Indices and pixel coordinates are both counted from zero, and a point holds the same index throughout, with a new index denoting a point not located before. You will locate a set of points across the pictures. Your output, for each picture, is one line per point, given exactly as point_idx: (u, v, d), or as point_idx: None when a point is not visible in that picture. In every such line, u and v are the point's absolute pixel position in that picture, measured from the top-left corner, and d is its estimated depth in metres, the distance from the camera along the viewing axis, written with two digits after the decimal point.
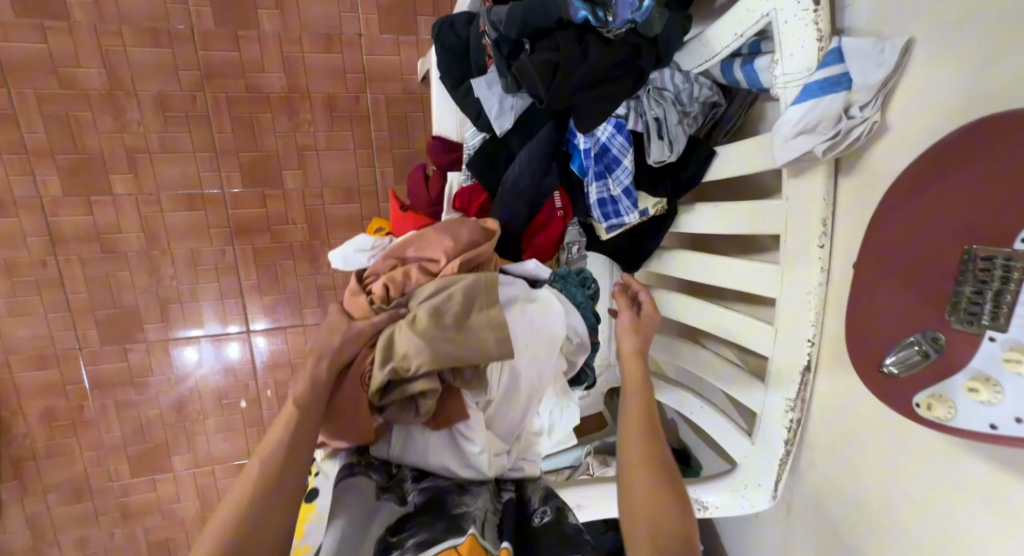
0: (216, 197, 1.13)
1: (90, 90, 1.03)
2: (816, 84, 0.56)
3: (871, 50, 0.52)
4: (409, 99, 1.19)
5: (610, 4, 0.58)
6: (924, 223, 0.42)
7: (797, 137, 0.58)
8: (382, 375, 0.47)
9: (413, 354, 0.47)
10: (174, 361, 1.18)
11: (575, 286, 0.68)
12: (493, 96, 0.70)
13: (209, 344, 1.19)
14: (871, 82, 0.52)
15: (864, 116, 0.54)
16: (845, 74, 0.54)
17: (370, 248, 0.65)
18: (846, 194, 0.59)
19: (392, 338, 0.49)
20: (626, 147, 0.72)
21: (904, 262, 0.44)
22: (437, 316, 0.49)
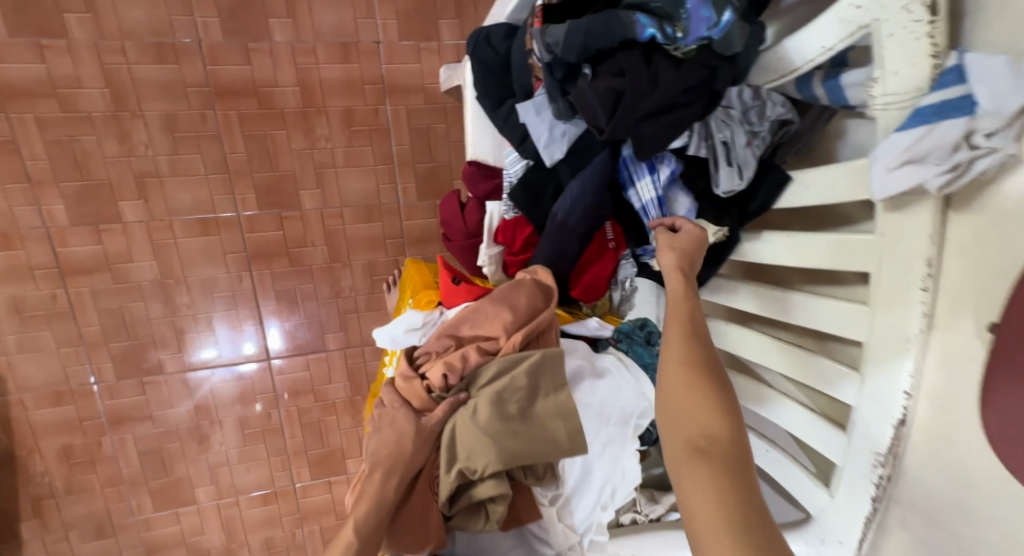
0: (230, 220, 1.06)
1: (93, 112, 0.96)
2: (930, 109, 0.49)
3: (1005, 71, 0.44)
4: (432, 110, 1.11)
5: (679, 18, 0.51)
6: None
7: (902, 169, 0.50)
8: (450, 477, 0.44)
9: (479, 457, 0.43)
10: (192, 393, 1.13)
11: (643, 344, 0.59)
12: (542, 123, 0.62)
13: (226, 373, 1.14)
14: (1004, 110, 0.44)
15: (991, 146, 0.45)
16: (969, 97, 0.46)
17: (421, 326, 0.58)
18: (960, 233, 0.51)
19: (455, 436, 0.45)
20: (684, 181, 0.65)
21: None
22: (501, 409, 0.44)
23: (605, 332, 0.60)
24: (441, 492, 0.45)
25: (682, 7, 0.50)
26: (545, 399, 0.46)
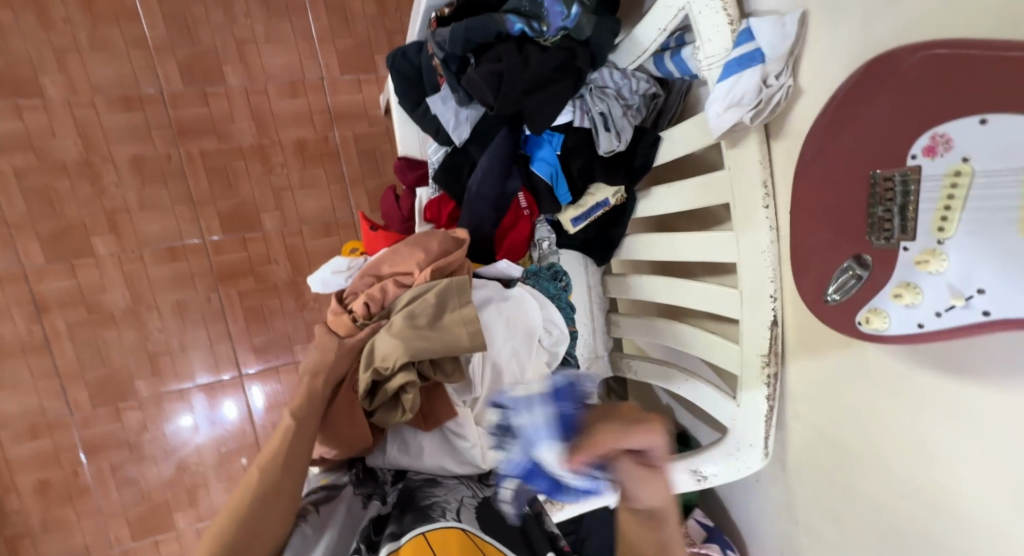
0: (198, 246, 1.16)
1: (67, 159, 1.07)
2: (735, 62, 0.60)
3: (775, 25, 0.57)
4: (376, 133, 1.25)
5: (543, 15, 0.66)
6: (840, 161, 0.47)
7: (728, 111, 0.62)
8: (364, 379, 0.53)
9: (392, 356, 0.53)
10: (169, 417, 1.18)
11: (548, 278, 0.72)
12: (448, 110, 0.76)
13: (202, 395, 1.19)
14: (779, 51, 0.57)
15: (780, 83, 0.59)
16: (758, 49, 0.59)
17: (347, 268, 0.68)
18: (781, 154, 0.64)
19: (374, 345, 0.55)
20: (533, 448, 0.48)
21: (833, 198, 0.48)
22: (412, 321, 0.55)
23: (516, 273, 0.71)
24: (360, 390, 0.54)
25: (541, 6, 0.65)
26: (448, 312, 0.57)
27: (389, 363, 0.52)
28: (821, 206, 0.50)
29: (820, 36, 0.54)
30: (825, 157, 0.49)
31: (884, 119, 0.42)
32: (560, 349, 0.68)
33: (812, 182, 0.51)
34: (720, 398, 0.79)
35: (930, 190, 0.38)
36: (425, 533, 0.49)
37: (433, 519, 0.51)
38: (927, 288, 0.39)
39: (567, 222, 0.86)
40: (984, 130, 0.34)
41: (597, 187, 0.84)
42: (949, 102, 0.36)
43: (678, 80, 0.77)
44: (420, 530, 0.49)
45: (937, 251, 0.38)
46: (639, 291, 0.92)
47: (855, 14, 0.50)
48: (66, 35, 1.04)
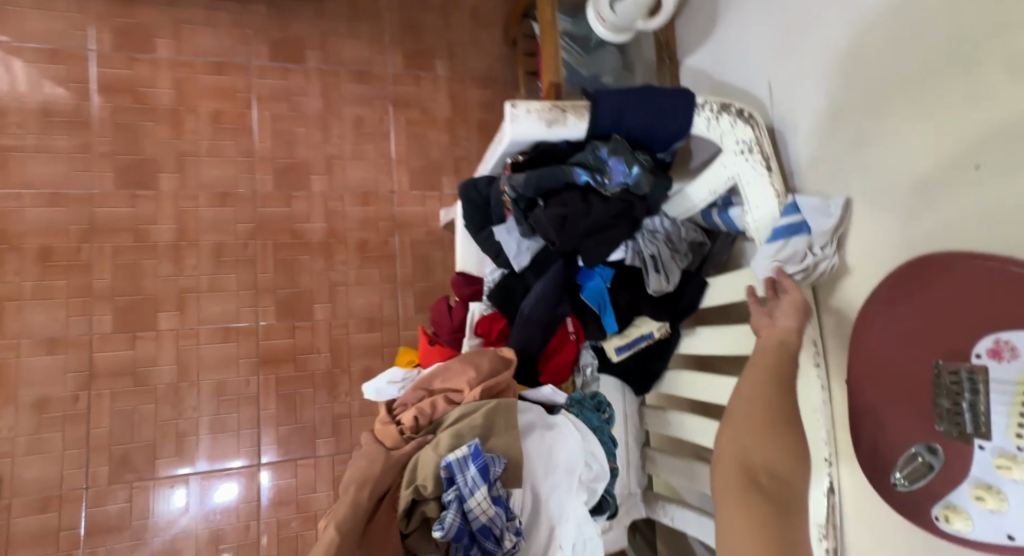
0: (250, 329, 1.22)
1: (159, 241, 1.19)
2: (781, 228, 0.65)
3: (821, 208, 0.63)
4: (432, 241, 1.35)
5: (606, 170, 0.75)
6: (904, 346, 0.51)
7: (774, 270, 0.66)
8: (403, 498, 0.53)
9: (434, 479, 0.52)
10: (160, 508, 1.13)
11: (591, 409, 0.72)
12: (511, 239, 0.83)
13: (197, 489, 1.15)
14: (824, 228, 0.62)
15: (826, 255, 0.62)
16: (803, 223, 0.64)
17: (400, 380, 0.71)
18: (831, 316, 0.66)
19: (418, 463, 0.55)
20: (484, 513, 0.50)
21: (903, 376, 0.51)
22: (458, 441, 0.56)
23: (560, 399, 0.71)
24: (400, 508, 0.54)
25: (606, 163, 0.75)
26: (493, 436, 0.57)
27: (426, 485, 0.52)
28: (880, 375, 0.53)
29: (866, 220, 0.60)
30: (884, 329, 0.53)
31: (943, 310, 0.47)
32: (599, 487, 0.66)
33: (877, 354, 0.54)
34: None
35: (1003, 391, 0.38)
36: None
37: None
38: (1011, 494, 0.38)
39: (612, 349, 0.88)
40: None
41: (642, 320, 0.87)
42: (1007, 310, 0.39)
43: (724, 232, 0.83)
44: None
45: (1016, 458, 0.38)
46: (678, 428, 0.89)
47: (899, 208, 0.54)
48: (188, 141, 1.22)
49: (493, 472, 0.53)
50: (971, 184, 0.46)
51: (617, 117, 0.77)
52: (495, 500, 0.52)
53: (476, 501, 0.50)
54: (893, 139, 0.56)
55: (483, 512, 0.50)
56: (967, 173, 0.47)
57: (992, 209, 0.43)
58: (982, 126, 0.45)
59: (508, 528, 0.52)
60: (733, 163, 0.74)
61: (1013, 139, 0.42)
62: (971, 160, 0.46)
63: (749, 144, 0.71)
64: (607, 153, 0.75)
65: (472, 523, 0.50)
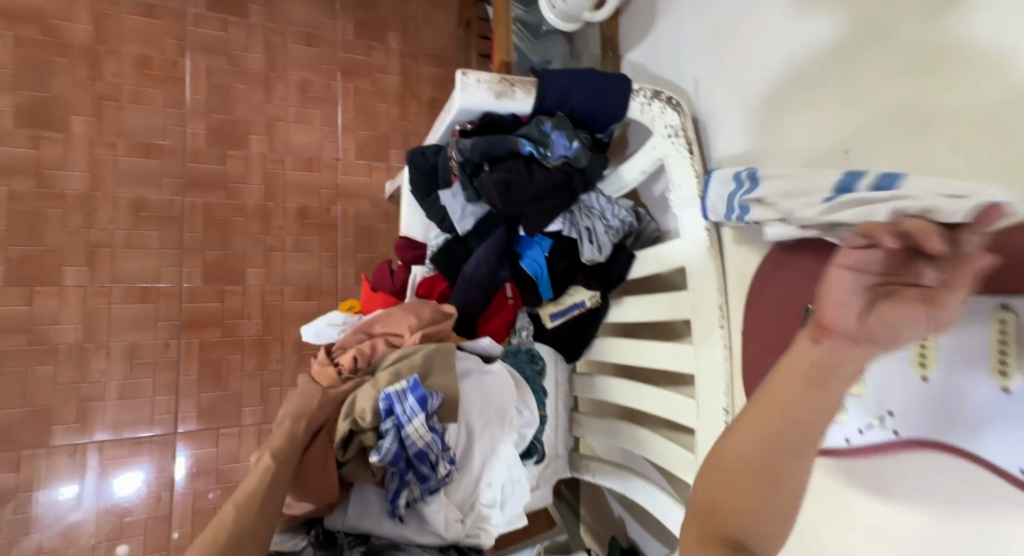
0: (172, 291, 1.15)
1: (68, 190, 1.09)
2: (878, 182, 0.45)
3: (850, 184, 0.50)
4: (376, 213, 1.35)
5: (549, 143, 0.81)
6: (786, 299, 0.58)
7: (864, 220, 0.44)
8: (341, 429, 0.55)
9: (372, 412, 0.55)
10: (42, 504, 1.03)
11: (524, 360, 0.77)
12: (456, 204, 0.86)
13: (91, 486, 1.06)
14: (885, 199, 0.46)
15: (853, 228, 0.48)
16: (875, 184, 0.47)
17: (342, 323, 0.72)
18: (734, 284, 0.75)
19: (355, 400, 0.57)
20: (422, 441, 0.54)
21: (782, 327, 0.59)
22: (397, 377, 0.59)
23: (495, 351, 0.75)
24: (336, 440, 0.56)
25: (549, 137, 0.80)
26: (429, 375, 0.61)
27: (364, 416, 0.55)
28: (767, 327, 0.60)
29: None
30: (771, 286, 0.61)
31: None
32: (528, 433, 0.71)
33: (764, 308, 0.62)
34: (672, 508, 0.81)
35: None
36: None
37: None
38: (853, 407, 0.48)
39: (547, 316, 0.94)
40: None
41: (576, 289, 0.93)
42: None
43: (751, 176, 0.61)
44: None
45: (858, 378, 0.48)
46: (604, 391, 0.97)
47: None
48: (110, 86, 1.14)
49: (430, 405, 0.56)
50: (842, 167, 0.58)
51: (562, 96, 0.83)
52: (432, 429, 0.56)
53: (414, 430, 0.54)
54: (786, 128, 0.66)
55: (421, 440, 0.54)
56: (839, 157, 0.58)
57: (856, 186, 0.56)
58: (855, 120, 0.56)
59: (443, 456, 0.56)
60: (661, 146, 0.82)
61: (880, 128, 0.53)
62: (842, 147, 0.58)
63: (676, 129, 0.79)
64: (551, 127, 0.80)
65: (407, 452, 0.54)
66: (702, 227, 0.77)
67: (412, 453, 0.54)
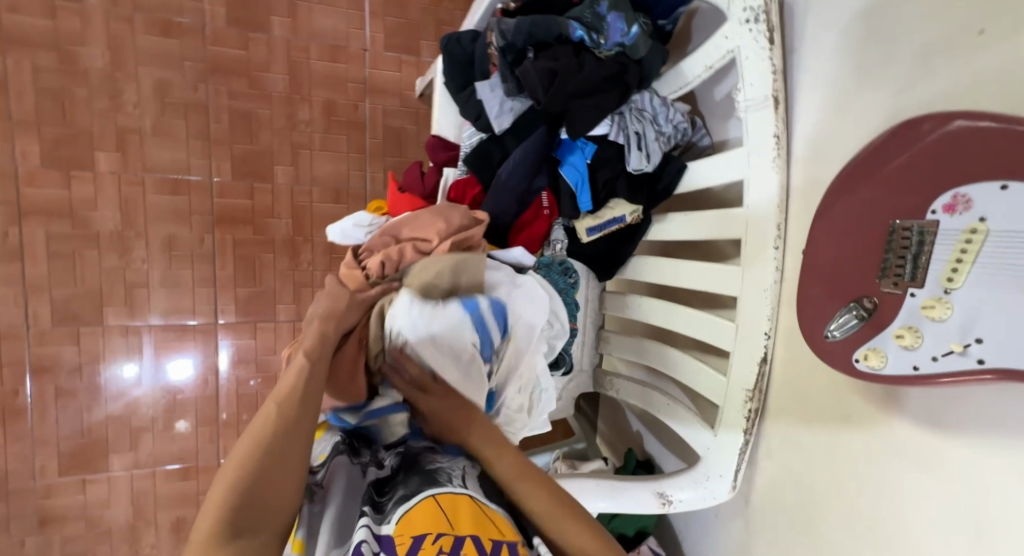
0: (203, 184, 1.13)
1: (90, 68, 1.04)
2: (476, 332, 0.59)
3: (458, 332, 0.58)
4: (406, 113, 1.26)
5: (604, 29, 0.71)
6: (861, 208, 0.50)
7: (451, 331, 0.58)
8: (371, 334, 0.58)
9: (400, 319, 0.56)
10: (107, 385, 1.12)
11: (559, 275, 0.72)
12: (494, 98, 0.78)
13: (150, 370, 1.14)
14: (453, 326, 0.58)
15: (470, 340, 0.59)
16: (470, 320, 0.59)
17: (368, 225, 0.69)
18: (796, 204, 0.69)
19: (384, 309, 0.59)
20: (438, 338, 0.57)
21: (843, 238, 0.52)
22: (424, 288, 0.60)
23: (529, 261, 0.72)
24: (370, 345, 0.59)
25: (604, 21, 0.70)
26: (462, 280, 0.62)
27: (386, 322, 0.58)
28: (840, 249, 0.52)
29: (844, 94, 0.62)
30: (853, 198, 0.51)
31: (923, 169, 0.45)
32: (557, 343, 0.72)
33: (834, 228, 0.53)
34: (698, 426, 0.81)
35: (945, 242, 0.42)
36: (437, 496, 0.48)
37: (441, 484, 0.50)
38: (928, 333, 0.43)
39: (584, 230, 0.88)
40: (1003, 195, 0.38)
41: (617, 202, 0.86)
42: (965, 169, 0.41)
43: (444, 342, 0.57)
44: (429, 493, 0.48)
45: (942, 299, 0.42)
46: (637, 310, 0.93)
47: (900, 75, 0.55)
48: None
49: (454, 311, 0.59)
50: (972, 51, 0.48)
51: None
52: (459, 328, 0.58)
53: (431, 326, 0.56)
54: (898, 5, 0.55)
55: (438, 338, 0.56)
56: (970, 40, 0.48)
57: (984, 74, 0.46)
58: None
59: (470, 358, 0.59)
60: (735, 35, 0.71)
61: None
62: (977, 26, 0.47)
63: (756, 11, 0.68)
64: (607, 8, 0.69)
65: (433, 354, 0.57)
66: (772, 133, 0.69)
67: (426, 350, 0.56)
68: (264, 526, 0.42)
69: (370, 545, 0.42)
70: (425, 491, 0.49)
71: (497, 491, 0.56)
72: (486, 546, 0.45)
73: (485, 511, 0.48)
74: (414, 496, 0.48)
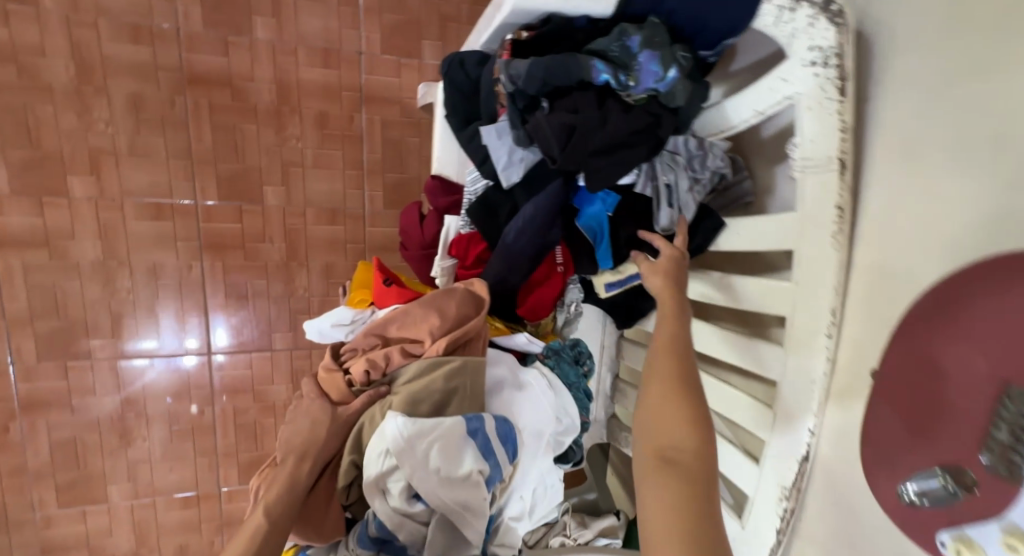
0: (187, 208, 1.05)
1: (53, 82, 0.94)
2: (480, 443, 0.48)
3: (456, 451, 0.46)
4: (407, 124, 1.14)
5: (633, 68, 0.57)
6: (953, 342, 0.41)
7: (449, 441, 0.46)
8: (342, 467, 0.48)
9: (393, 452, 0.45)
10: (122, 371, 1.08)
11: (570, 361, 0.65)
12: (502, 147, 0.67)
13: (162, 361, 1.10)
14: (449, 442, 0.46)
15: (467, 465, 0.46)
16: (471, 434, 0.47)
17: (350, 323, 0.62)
18: (859, 289, 0.58)
19: (361, 434, 0.48)
20: (432, 457, 0.45)
21: (923, 373, 0.43)
22: (411, 407, 0.49)
23: (535, 347, 0.64)
24: (340, 480, 0.48)
25: (635, 60, 0.56)
26: (457, 390, 0.50)
27: (370, 457, 0.46)
28: (933, 392, 0.43)
29: (931, 174, 0.49)
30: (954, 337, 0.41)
31: None
32: (567, 440, 0.61)
33: (915, 354, 0.44)
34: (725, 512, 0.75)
35: None
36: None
37: None
38: None
39: (601, 285, 0.79)
40: None
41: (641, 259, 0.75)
42: None
43: (432, 470, 0.45)
44: None
45: None
46: None
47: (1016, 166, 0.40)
48: None
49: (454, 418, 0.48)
50: None
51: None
52: (459, 442, 0.47)
53: (424, 438, 0.45)
54: (1009, 78, 0.41)
55: (432, 457, 0.45)
56: None
57: None
58: None
59: (484, 490, 0.47)
60: (797, 78, 0.57)
61: None
62: None
63: (827, 53, 0.54)
64: (639, 43, 0.56)
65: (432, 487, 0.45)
66: (833, 203, 0.57)
67: (415, 470, 0.44)
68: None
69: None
70: None
71: None
72: None
73: None
74: None
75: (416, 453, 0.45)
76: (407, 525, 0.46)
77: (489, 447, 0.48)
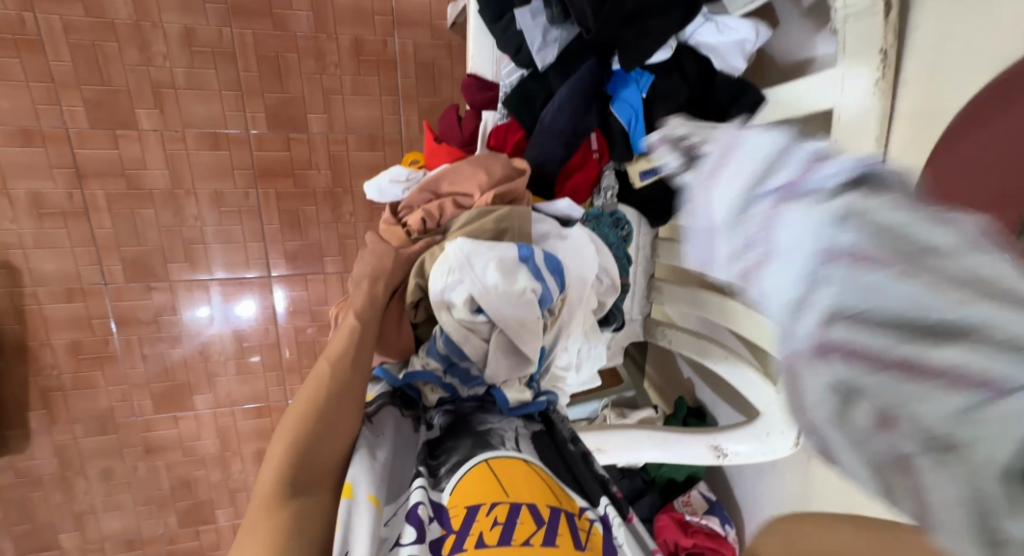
0: (241, 137, 1.12)
1: (116, 20, 1.01)
2: (532, 268, 0.54)
3: (510, 270, 0.53)
4: (438, 47, 1.16)
5: None
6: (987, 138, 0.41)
7: (505, 263, 0.53)
8: (410, 287, 0.56)
9: (456, 269, 0.53)
10: (186, 319, 1.20)
11: (609, 226, 0.68)
12: (536, 28, 0.68)
13: (220, 311, 1.21)
14: (504, 262, 0.53)
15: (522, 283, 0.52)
16: (523, 259, 0.54)
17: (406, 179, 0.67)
18: (904, 133, 0.58)
19: (424, 266, 0.57)
20: (487, 274, 0.52)
21: None
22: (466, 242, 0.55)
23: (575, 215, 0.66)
24: (408, 299, 0.57)
25: None
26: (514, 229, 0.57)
27: (434, 276, 0.54)
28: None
29: None
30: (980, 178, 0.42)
31: None
32: (607, 301, 0.66)
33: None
34: (758, 382, 0.78)
35: None
36: (488, 460, 0.48)
37: (494, 447, 0.50)
38: None
39: (637, 174, 0.79)
40: None
41: None
42: None
43: (490, 287, 0.52)
44: (483, 458, 0.49)
45: None
46: None
47: None
48: None
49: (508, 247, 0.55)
50: None
51: None
52: (513, 265, 0.53)
53: (481, 259, 0.53)
54: None
55: (489, 275, 0.52)
56: None
57: None
58: None
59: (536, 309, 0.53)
60: None
61: None
62: None
63: None
64: None
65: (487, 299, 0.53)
66: (877, 45, 0.56)
67: (475, 285, 0.52)
68: (321, 486, 0.44)
69: (425, 506, 0.44)
70: (476, 456, 0.49)
71: (552, 450, 0.56)
72: (543, 513, 0.46)
73: (537, 475, 0.49)
74: (465, 462, 0.49)
75: (472, 270, 0.52)
76: (471, 339, 0.54)
77: (540, 274, 0.54)
